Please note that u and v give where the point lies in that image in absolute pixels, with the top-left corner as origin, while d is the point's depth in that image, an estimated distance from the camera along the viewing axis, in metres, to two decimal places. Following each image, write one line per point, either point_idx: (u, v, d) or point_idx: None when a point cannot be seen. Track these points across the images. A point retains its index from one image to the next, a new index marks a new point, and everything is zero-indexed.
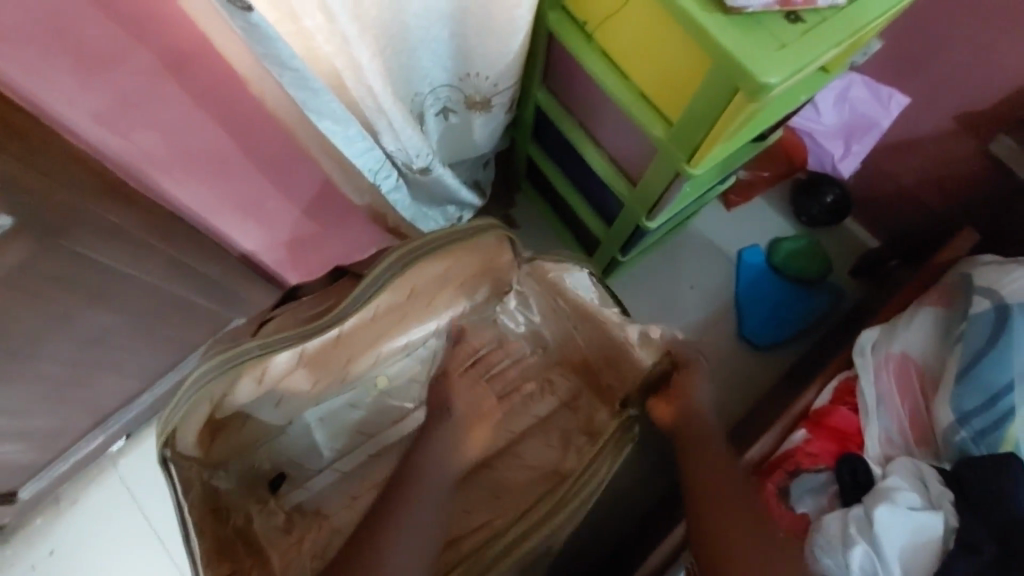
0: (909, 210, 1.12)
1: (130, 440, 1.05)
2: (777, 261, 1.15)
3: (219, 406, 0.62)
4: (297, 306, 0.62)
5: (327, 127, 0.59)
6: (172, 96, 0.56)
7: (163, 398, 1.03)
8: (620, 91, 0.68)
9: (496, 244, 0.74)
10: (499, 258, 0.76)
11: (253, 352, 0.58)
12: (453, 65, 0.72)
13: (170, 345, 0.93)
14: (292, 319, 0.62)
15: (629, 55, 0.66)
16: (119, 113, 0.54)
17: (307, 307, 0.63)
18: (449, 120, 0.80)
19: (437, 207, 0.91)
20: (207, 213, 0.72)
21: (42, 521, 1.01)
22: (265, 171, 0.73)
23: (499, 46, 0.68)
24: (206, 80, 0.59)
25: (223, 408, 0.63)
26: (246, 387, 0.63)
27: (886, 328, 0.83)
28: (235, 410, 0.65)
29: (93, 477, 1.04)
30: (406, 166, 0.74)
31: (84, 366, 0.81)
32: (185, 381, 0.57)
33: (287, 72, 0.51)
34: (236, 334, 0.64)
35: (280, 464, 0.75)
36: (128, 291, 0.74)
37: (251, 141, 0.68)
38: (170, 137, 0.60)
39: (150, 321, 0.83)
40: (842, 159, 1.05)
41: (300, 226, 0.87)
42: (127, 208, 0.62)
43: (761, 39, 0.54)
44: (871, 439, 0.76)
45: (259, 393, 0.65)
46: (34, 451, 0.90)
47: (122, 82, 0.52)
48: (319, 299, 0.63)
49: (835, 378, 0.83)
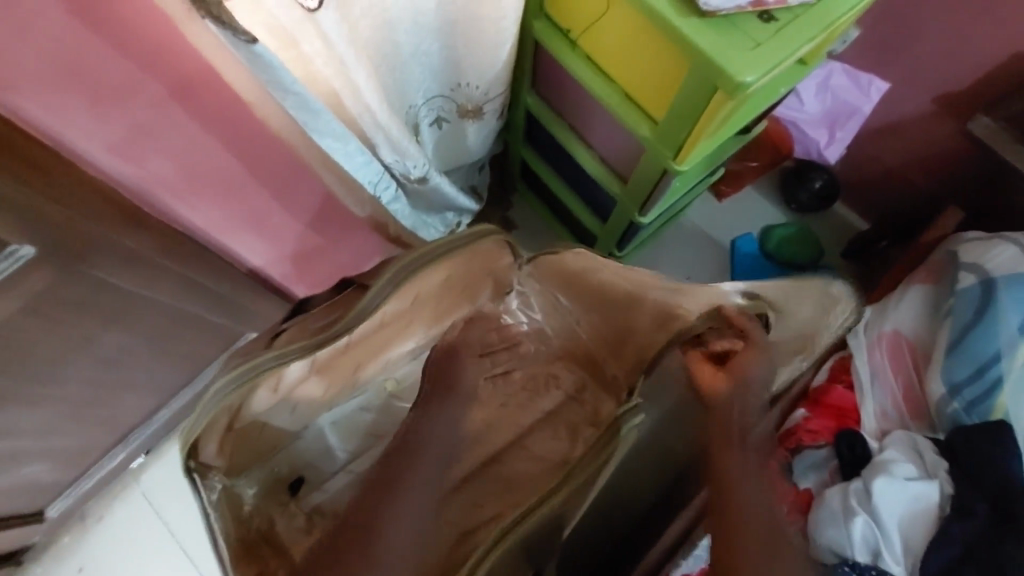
0: (896, 191, 1.15)
1: (150, 456, 1.09)
2: (770, 247, 1.18)
3: (238, 416, 0.64)
4: (306, 317, 0.64)
5: (329, 144, 0.62)
6: (181, 124, 0.59)
7: (180, 413, 1.07)
8: (606, 95, 0.71)
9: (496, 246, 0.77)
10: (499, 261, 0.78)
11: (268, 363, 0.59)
12: (444, 76, 0.74)
13: (186, 361, 0.96)
14: (303, 330, 0.63)
15: (613, 60, 0.69)
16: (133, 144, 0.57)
17: (317, 319, 0.64)
18: (443, 129, 0.82)
19: (437, 214, 0.94)
20: (213, 231, 0.75)
21: (70, 538, 1.06)
22: (271, 190, 0.77)
23: (487, 56, 0.71)
24: (213, 107, 0.62)
25: (241, 418, 0.65)
26: (262, 395, 0.65)
27: (878, 308, 0.86)
28: (253, 419, 0.67)
29: (117, 494, 1.08)
30: (403, 176, 0.77)
31: (105, 385, 0.84)
32: (204, 395, 0.58)
33: (290, 96, 0.54)
34: (250, 348, 0.65)
35: (298, 469, 0.77)
36: (145, 312, 0.77)
37: (256, 162, 0.71)
38: (179, 163, 0.62)
39: (165, 339, 0.87)
40: (827, 146, 1.09)
41: (304, 239, 0.90)
42: (141, 232, 0.65)
43: (736, 41, 0.56)
44: (867, 415, 0.79)
45: (274, 400, 0.68)
46: (60, 470, 0.93)
47: (137, 113, 0.54)
48: (329, 310, 0.65)
49: (831, 358, 0.86)
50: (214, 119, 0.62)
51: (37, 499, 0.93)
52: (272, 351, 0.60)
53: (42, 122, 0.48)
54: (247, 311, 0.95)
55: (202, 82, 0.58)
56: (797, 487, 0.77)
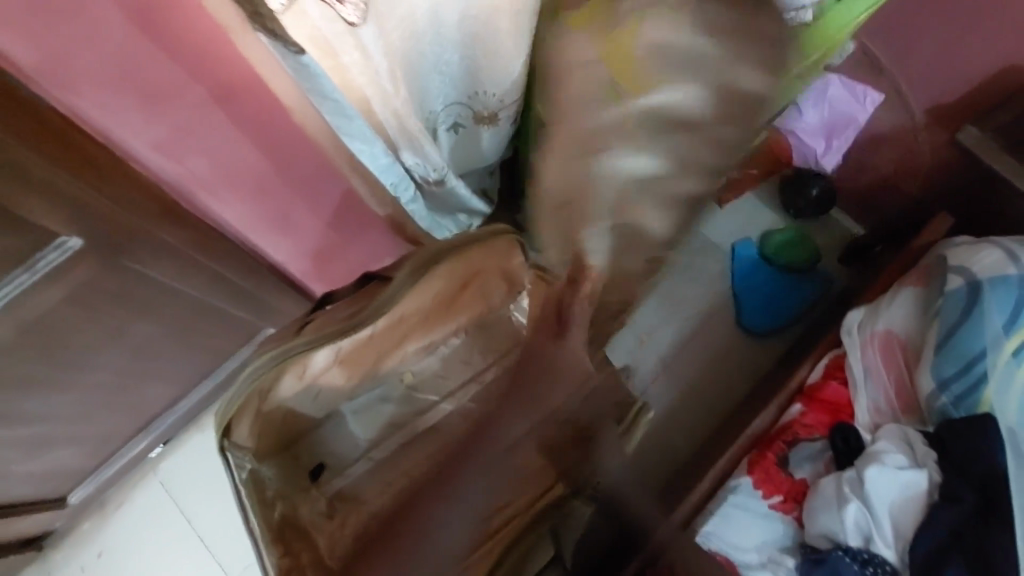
0: (890, 198, 1.20)
1: (169, 445, 1.13)
2: (767, 252, 1.24)
3: (266, 402, 0.69)
4: (331, 311, 0.69)
5: (359, 146, 0.69)
6: (220, 123, 0.63)
7: (199, 405, 1.11)
8: (619, 103, 0.76)
9: (507, 246, 0.81)
10: (511, 261, 0.82)
11: (298, 348, 0.65)
12: (463, 85, 0.79)
13: (207, 354, 1.00)
14: (328, 321, 0.68)
15: (625, 71, 0.73)
16: (178, 143, 0.60)
17: (341, 312, 0.69)
18: (459, 134, 0.87)
19: (450, 216, 0.98)
20: (243, 228, 0.79)
21: (90, 525, 1.10)
22: (298, 190, 0.81)
23: (504, 68, 0.75)
24: (252, 109, 0.65)
25: (269, 402, 0.69)
26: (288, 382, 0.69)
27: (870, 308, 0.90)
28: (279, 405, 0.72)
29: (136, 481, 1.12)
30: (423, 178, 0.81)
31: (131, 374, 0.88)
32: (241, 373, 0.66)
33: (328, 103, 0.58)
34: (278, 337, 0.69)
35: (320, 457, 0.81)
36: (174, 303, 0.82)
37: (286, 162, 0.75)
38: (217, 163, 0.67)
39: (189, 330, 0.90)
40: (824, 155, 1.13)
41: (325, 238, 0.94)
42: (179, 227, 0.69)
43: None
44: (860, 409, 0.83)
45: (300, 387, 0.72)
46: (85, 457, 0.97)
47: (183, 116, 0.58)
48: (351, 304, 0.70)
49: (825, 357, 0.90)
50: (255, 123, 0.67)
51: (62, 484, 0.97)
52: (301, 338, 0.66)
53: (97, 120, 0.52)
54: (267, 306, 1.00)
55: (243, 86, 0.62)
56: (793, 478, 0.82)
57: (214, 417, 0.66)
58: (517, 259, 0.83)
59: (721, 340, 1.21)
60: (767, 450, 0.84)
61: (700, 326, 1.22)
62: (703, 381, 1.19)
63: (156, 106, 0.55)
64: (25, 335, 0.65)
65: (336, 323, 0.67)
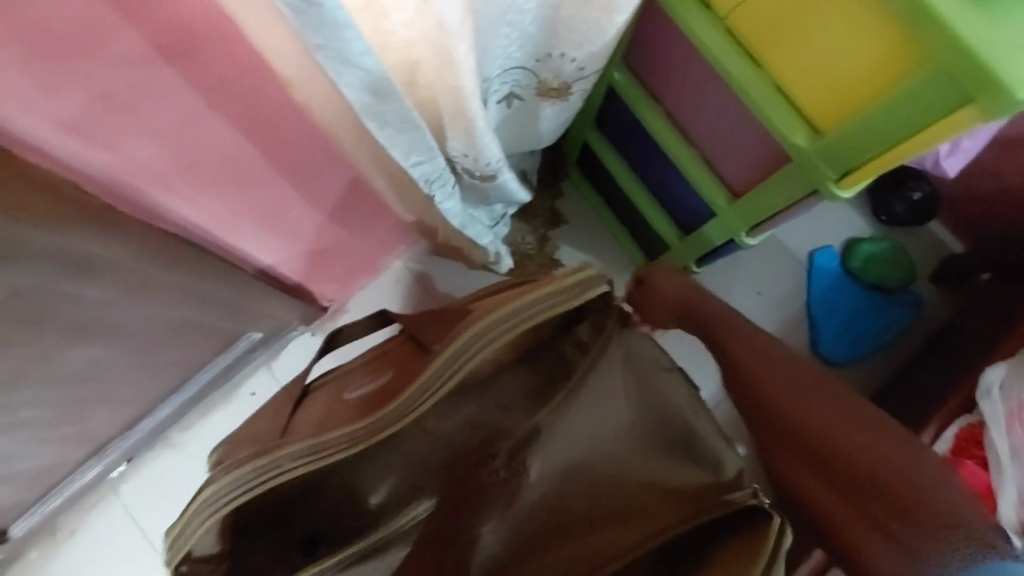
0: (1010, 213, 1.00)
1: (132, 464, 0.95)
2: (853, 265, 1.04)
3: (213, 505, 0.46)
4: (340, 384, 0.58)
5: (393, 133, 0.44)
6: (177, 87, 0.40)
7: (165, 421, 0.92)
8: (752, 86, 0.54)
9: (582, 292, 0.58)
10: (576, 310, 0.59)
11: (285, 467, 0.47)
12: (535, 43, 0.56)
13: (175, 368, 0.80)
14: (333, 395, 0.57)
15: (773, 41, 0.51)
16: (100, 117, 0.38)
17: (360, 402, 0.54)
18: (512, 107, 0.65)
19: (485, 208, 0.78)
20: (220, 229, 0.59)
21: (39, 553, 0.93)
22: (292, 178, 0.59)
23: (595, 24, 0.53)
24: (225, 67, 0.42)
25: (212, 498, 0.46)
26: (237, 474, 0.46)
27: (1016, 366, 0.73)
28: (219, 502, 0.46)
29: (92, 505, 0.95)
30: (467, 171, 0.59)
31: (70, 405, 0.68)
32: (227, 446, 0.53)
33: (350, 71, 0.35)
34: (259, 434, 0.52)
35: (312, 524, 0.53)
36: (126, 323, 0.60)
37: (278, 142, 0.52)
38: (178, 147, 0.45)
39: (149, 348, 0.70)
40: (948, 158, 0.90)
41: (322, 230, 0.74)
42: (129, 241, 0.46)
43: (1008, 29, 0.39)
44: (1005, 502, 0.69)
45: (246, 475, 0.46)
46: (23, 490, 0.79)
47: (107, 77, 0.36)
48: (375, 389, 0.55)
49: (954, 425, 0.76)
50: (231, 88, 0.43)
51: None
52: (296, 441, 0.47)
53: None
54: (249, 312, 0.78)
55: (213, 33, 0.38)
56: None
57: (166, 540, 0.48)
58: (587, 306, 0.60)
59: None
60: None
61: None
62: None
63: (63, 60, 0.33)
64: None
65: (348, 408, 0.53)
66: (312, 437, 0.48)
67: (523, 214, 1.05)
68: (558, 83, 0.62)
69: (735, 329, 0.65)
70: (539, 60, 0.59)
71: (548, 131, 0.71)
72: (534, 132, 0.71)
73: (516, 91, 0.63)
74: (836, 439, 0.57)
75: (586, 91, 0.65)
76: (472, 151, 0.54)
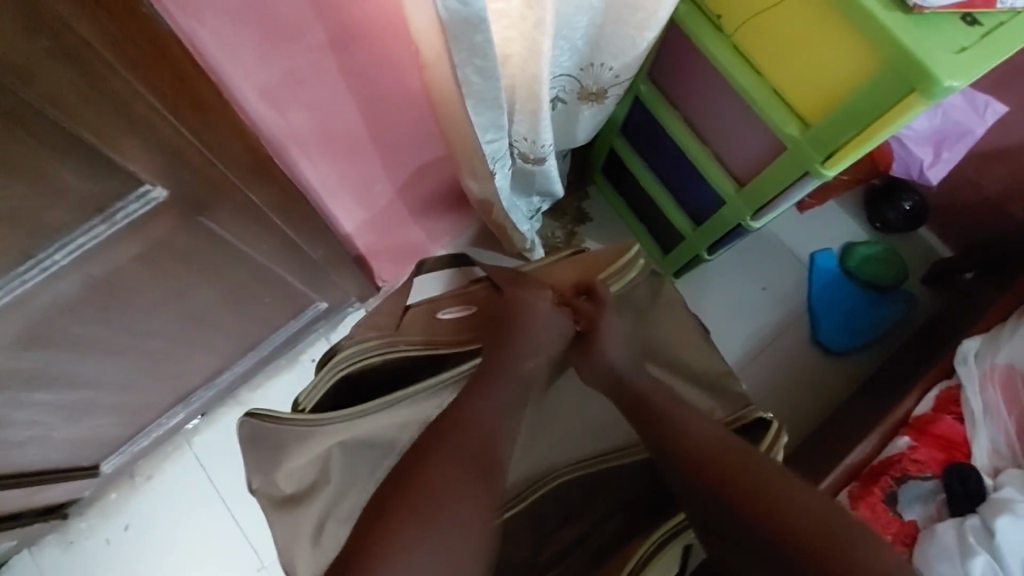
0: (994, 222, 1.11)
1: (204, 419, 1.09)
2: (850, 265, 1.16)
3: (336, 370, 0.64)
4: (435, 301, 0.75)
5: (482, 111, 0.58)
6: (332, 71, 0.55)
7: (238, 377, 1.04)
8: (754, 90, 0.68)
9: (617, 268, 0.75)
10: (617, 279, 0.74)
11: (384, 356, 0.65)
12: (581, 56, 0.71)
13: (258, 325, 0.93)
14: (429, 308, 0.74)
15: (769, 54, 0.65)
16: (282, 89, 0.54)
17: (450, 325, 0.71)
18: (558, 108, 0.80)
19: (526, 198, 0.92)
20: (326, 195, 0.74)
21: (117, 496, 1.07)
22: (381, 156, 0.74)
23: (630, 41, 0.68)
24: (364, 60, 0.57)
25: (339, 366, 0.64)
26: (357, 352, 0.64)
27: (988, 339, 0.88)
28: (339, 374, 0.64)
29: (170, 453, 1.09)
30: (522, 154, 0.74)
31: (180, 344, 0.81)
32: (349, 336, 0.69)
33: (474, 58, 0.50)
34: (379, 324, 0.70)
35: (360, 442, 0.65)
36: (241, 274, 0.73)
37: (381, 123, 0.67)
38: (320, 118, 0.61)
39: (247, 301, 0.83)
40: (931, 167, 0.99)
41: (392, 208, 0.89)
42: (267, 186, 0.61)
43: (940, 43, 0.53)
44: (978, 449, 0.83)
45: (363, 356, 0.64)
46: (122, 425, 0.91)
47: (295, 60, 0.51)
48: (463, 316, 0.73)
49: (937, 387, 0.89)
50: (361, 77, 0.58)
51: (93, 453, 0.92)
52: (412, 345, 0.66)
53: (209, 46, 0.45)
54: (325, 279, 0.91)
55: (362, 33, 0.53)
56: (902, 518, 0.83)
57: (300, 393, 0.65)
58: (622, 274, 0.74)
59: (791, 356, 1.16)
60: (872, 485, 0.85)
61: (771, 340, 1.17)
62: (771, 397, 1.14)
63: (273, 45, 0.49)
64: (89, 298, 0.57)
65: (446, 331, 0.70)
66: (425, 346, 0.67)
67: (554, 213, 1.19)
68: (596, 88, 0.77)
69: (677, 411, 0.64)
70: (582, 69, 0.74)
71: (583, 131, 0.86)
72: (572, 130, 0.86)
73: (560, 95, 0.77)
74: (795, 527, 0.54)
75: (615, 99, 0.80)
76: (531, 134, 0.68)
